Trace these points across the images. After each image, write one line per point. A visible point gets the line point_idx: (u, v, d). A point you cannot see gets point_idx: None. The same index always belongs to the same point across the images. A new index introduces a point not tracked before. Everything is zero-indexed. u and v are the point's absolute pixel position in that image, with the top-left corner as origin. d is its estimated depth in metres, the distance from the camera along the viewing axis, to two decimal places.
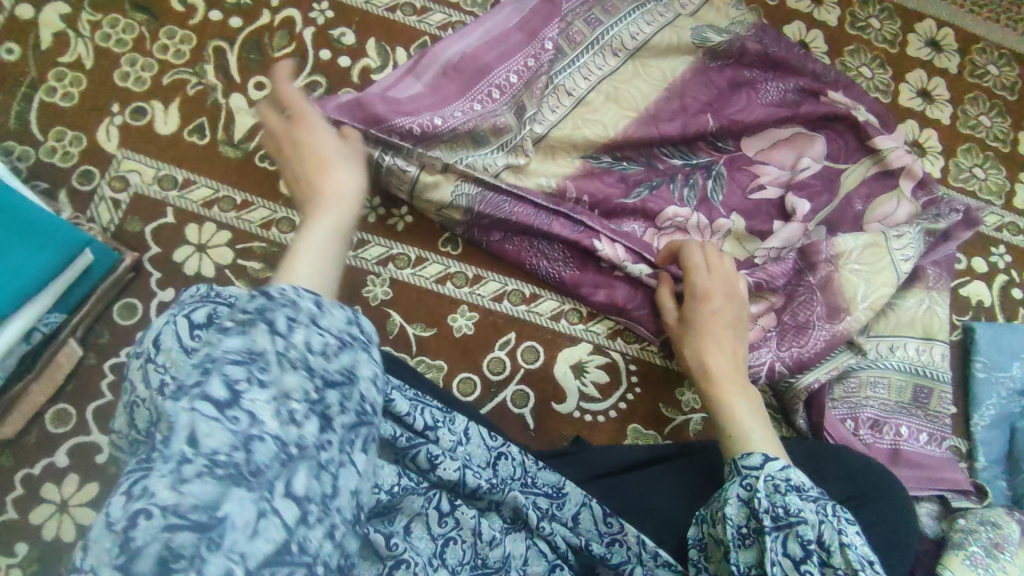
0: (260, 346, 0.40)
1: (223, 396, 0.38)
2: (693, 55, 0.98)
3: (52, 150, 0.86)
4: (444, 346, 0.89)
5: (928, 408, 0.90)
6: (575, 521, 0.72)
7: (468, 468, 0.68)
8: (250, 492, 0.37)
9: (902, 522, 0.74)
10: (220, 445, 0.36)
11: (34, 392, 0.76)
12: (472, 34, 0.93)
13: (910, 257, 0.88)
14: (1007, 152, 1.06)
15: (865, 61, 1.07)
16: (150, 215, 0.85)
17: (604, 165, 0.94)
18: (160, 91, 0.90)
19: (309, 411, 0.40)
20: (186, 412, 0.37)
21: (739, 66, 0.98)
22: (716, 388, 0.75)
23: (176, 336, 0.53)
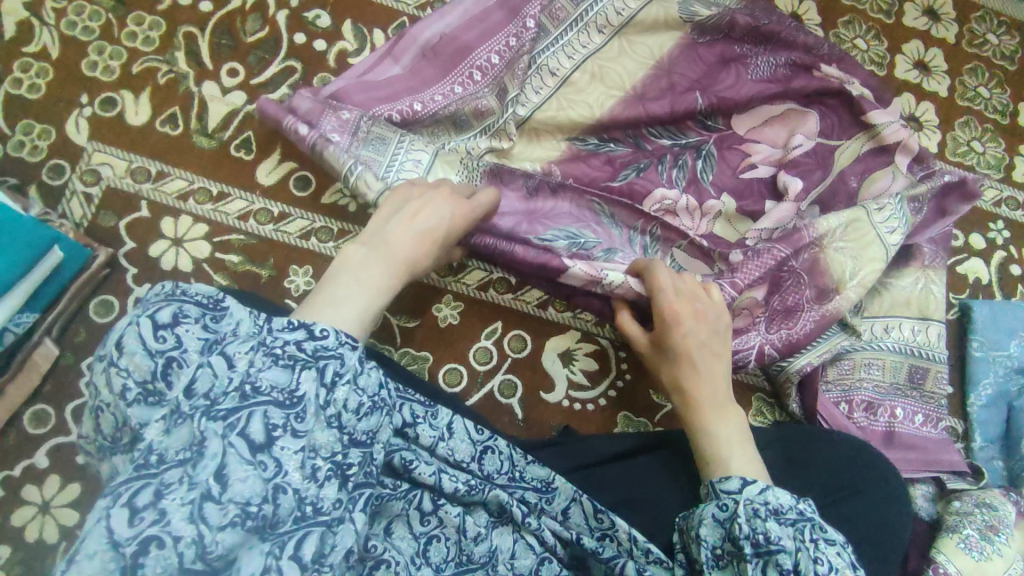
0: (302, 393, 0.49)
1: (262, 434, 0.48)
2: (681, 31, 0.94)
3: (20, 144, 0.83)
4: (428, 337, 0.87)
5: (924, 389, 0.88)
6: (565, 515, 0.72)
7: (444, 473, 0.66)
8: (267, 542, 0.47)
9: (888, 512, 0.73)
10: (258, 474, 0.47)
11: (11, 393, 0.74)
12: (452, 14, 0.90)
13: (894, 232, 0.86)
14: (1006, 124, 1.03)
15: (859, 32, 1.03)
16: (123, 210, 0.83)
17: (590, 147, 0.91)
18: (129, 80, 0.87)
19: (329, 473, 0.50)
20: (234, 441, 0.47)
21: (729, 41, 0.94)
22: (705, 409, 0.73)
23: (140, 337, 0.53)
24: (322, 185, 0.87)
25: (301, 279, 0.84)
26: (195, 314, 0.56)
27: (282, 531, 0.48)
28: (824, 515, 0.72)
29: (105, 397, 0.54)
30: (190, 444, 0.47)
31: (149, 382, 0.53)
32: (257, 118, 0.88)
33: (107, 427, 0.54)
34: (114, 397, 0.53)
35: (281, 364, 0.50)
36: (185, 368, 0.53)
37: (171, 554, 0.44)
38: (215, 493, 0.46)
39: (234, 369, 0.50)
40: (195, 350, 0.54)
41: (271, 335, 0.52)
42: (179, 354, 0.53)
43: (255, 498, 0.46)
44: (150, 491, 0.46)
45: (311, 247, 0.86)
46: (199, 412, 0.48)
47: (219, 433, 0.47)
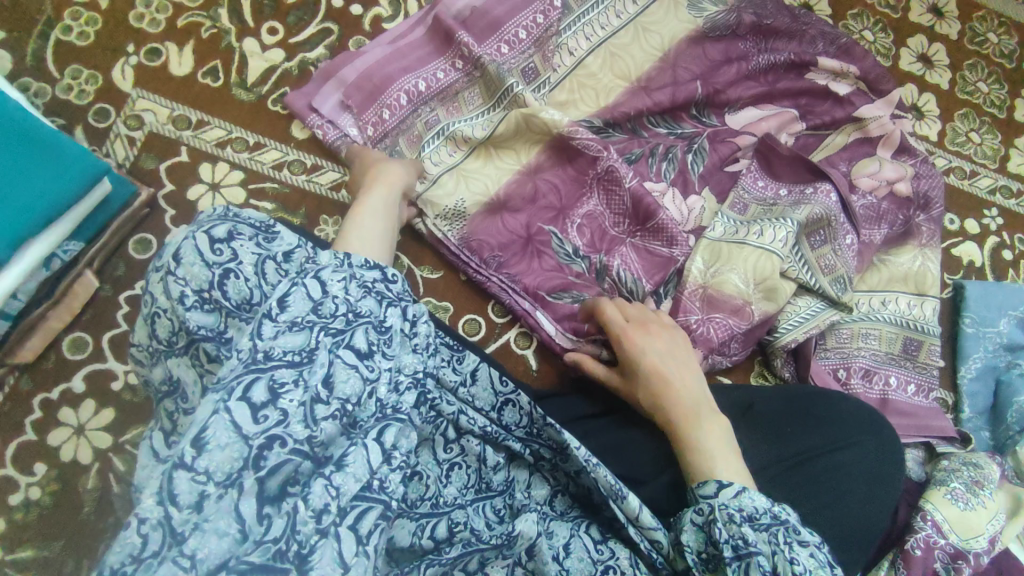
0: (390, 323, 0.57)
1: (365, 346, 0.54)
2: (691, 25, 0.99)
3: (68, 88, 0.88)
4: (449, 287, 0.91)
5: (917, 360, 0.92)
6: (578, 473, 0.70)
7: (464, 413, 0.69)
8: (354, 439, 0.51)
9: (871, 466, 0.77)
10: (360, 377, 0.53)
11: (51, 319, 0.78)
12: None
13: (782, 237, 0.86)
14: (1003, 118, 1.09)
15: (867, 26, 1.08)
16: (164, 154, 0.87)
17: (593, 129, 0.93)
18: (174, 34, 0.91)
19: (409, 385, 0.56)
20: (341, 352, 0.53)
21: (733, 38, 0.99)
22: (687, 425, 0.71)
23: (198, 249, 0.57)
24: (328, 160, 0.90)
25: (331, 228, 0.88)
26: (249, 234, 0.60)
27: (367, 426, 0.52)
28: (818, 468, 0.76)
29: (162, 304, 0.57)
30: (303, 349, 0.51)
31: (205, 291, 0.56)
32: (293, 75, 0.92)
33: (163, 331, 0.57)
34: (170, 303, 0.56)
35: (373, 297, 0.57)
36: (241, 279, 0.57)
37: (290, 449, 0.48)
38: (323, 396, 0.50)
39: (330, 293, 0.55)
40: (249, 262, 0.58)
41: (356, 270, 0.58)
42: (235, 266, 0.57)
43: (355, 398, 0.52)
44: (264, 388, 0.48)
45: (342, 198, 0.89)
46: (318, 326, 0.53)
47: (328, 346, 0.52)
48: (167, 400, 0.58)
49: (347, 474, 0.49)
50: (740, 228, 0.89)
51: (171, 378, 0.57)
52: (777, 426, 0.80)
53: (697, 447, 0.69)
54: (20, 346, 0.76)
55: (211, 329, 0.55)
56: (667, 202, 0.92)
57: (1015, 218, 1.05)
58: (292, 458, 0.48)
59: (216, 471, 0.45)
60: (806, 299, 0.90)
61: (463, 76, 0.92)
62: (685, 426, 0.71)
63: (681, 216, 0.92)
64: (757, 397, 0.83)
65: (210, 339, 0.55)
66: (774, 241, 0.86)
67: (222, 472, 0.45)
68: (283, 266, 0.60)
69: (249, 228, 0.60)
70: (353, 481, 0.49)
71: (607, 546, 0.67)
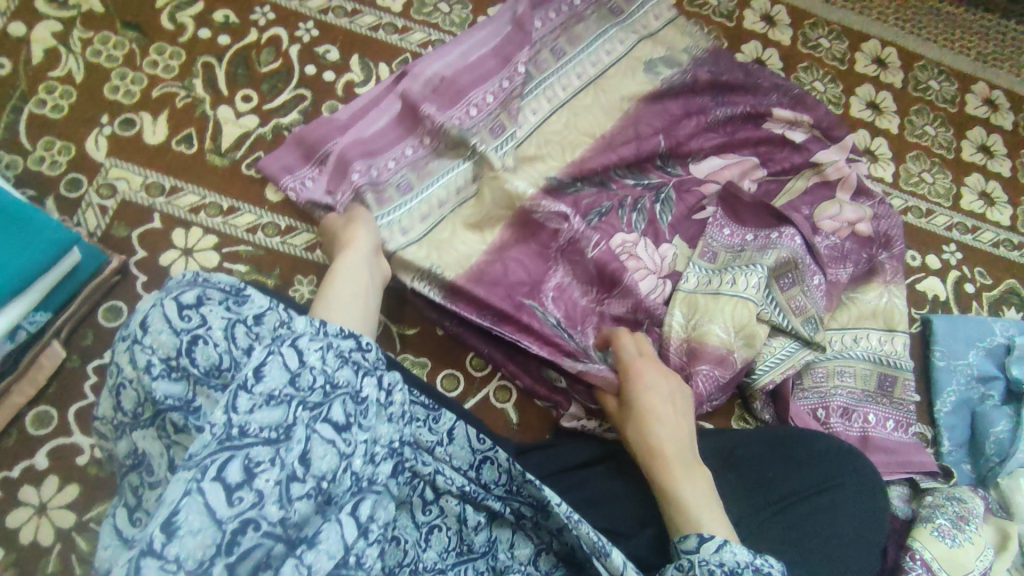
0: (367, 393, 0.55)
1: (342, 417, 0.53)
2: (651, 83, 1.03)
3: (40, 159, 0.88)
4: (427, 343, 0.91)
5: (893, 396, 0.93)
6: (560, 531, 0.68)
7: (442, 472, 0.67)
8: (328, 516, 0.51)
9: (855, 509, 0.77)
10: (338, 451, 0.51)
11: (15, 393, 0.76)
12: (450, 54, 0.99)
13: (753, 283, 0.88)
14: (952, 158, 1.14)
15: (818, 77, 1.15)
16: (136, 221, 0.87)
17: (563, 184, 0.95)
18: (148, 104, 0.93)
19: (385, 455, 0.56)
20: (319, 427, 0.51)
21: (691, 94, 1.04)
22: (668, 473, 0.70)
23: (166, 316, 0.56)
24: (307, 219, 0.91)
25: (306, 288, 0.88)
26: (218, 298, 0.59)
27: (341, 501, 0.52)
28: (800, 513, 0.75)
29: (129, 373, 0.56)
30: (276, 427, 0.50)
31: (172, 359, 0.55)
32: (267, 139, 0.94)
33: (129, 401, 0.56)
34: (137, 371, 0.55)
35: (349, 365, 0.55)
36: (211, 344, 0.56)
37: (264, 532, 0.47)
38: (300, 474, 0.49)
39: (307, 365, 0.53)
40: (218, 327, 0.57)
41: (331, 339, 0.56)
42: (204, 332, 0.56)
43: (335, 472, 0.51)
44: (239, 468, 0.47)
45: (317, 258, 0.90)
46: (295, 400, 0.51)
47: (304, 420, 0.51)
48: (132, 475, 0.56)
49: (318, 553, 0.48)
50: (713, 279, 0.91)
51: (137, 452, 0.56)
52: (762, 467, 0.79)
53: (675, 497, 0.68)
54: None
55: (179, 398, 0.54)
56: (640, 251, 0.94)
57: (973, 253, 1.09)
58: (264, 542, 0.47)
59: (187, 558, 0.44)
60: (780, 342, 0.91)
61: (433, 135, 0.94)
62: (668, 470, 0.70)
63: (653, 266, 0.94)
64: (734, 442, 0.82)
65: (177, 409, 0.54)
66: (747, 288, 0.88)
67: (194, 559, 0.44)
68: (254, 328, 0.59)
69: (221, 295, 0.60)
70: (324, 559, 0.49)
71: None
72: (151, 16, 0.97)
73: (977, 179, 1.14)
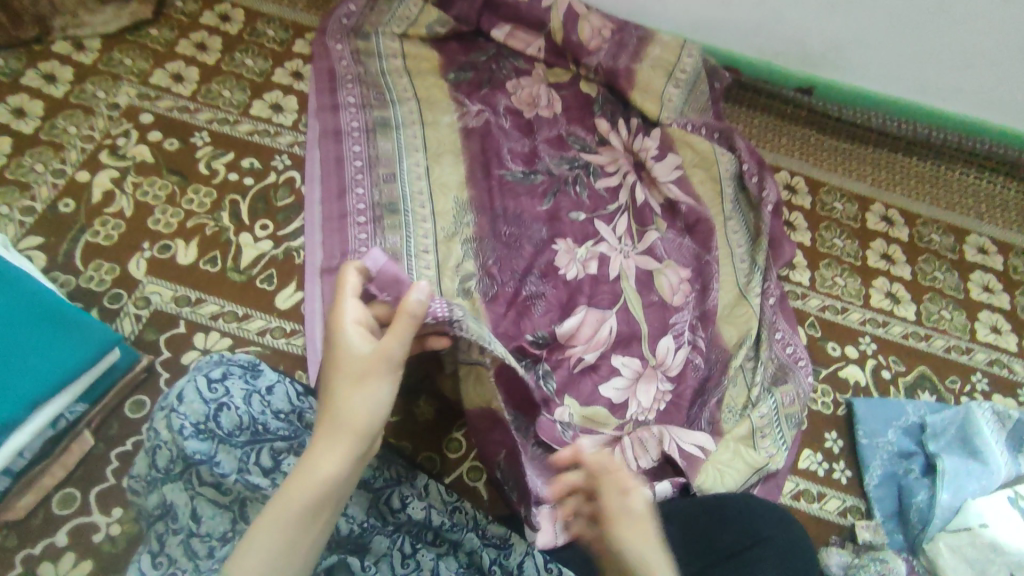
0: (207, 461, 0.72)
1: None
2: (555, 218, 1.24)
3: (90, 278, 1.07)
4: (407, 429, 1.03)
5: (819, 476, 1.09)
6: (520, 568, 0.81)
7: (432, 510, 0.82)
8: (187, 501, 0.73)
9: (786, 510, 0.89)
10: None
11: (48, 476, 0.88)
12: (313, 235, 1.15)
13: (772, 453, 1.06)
14: (859, 265, 1.34)
15: (761, 181, 1.33)
16: (165, 327, 1.04)
17: (523, 309, 1.13)
18: (183, 232, 1.13)
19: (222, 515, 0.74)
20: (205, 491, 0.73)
21: (586, 228, 1.24)
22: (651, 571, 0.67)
23: (288, 397, 0.83)
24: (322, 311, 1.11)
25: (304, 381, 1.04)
26: (240, 373, 0.81)
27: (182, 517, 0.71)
28: None
29: (163, 437, 0.74)
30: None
31: (202, 423, 0.74)
32: (279, 259, 1.13)
33: (162, 461, 0.75)
34: (171, 434, 0.73)
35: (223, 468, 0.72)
36: (234, 409, 0.77)
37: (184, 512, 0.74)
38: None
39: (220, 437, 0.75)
40: (239, 396, 0.78)
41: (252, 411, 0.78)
42: (228, 399, 0.77)
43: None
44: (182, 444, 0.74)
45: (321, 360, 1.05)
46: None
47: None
48: (159, 523, 0.74)
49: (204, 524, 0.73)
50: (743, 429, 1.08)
51: (164, 503, 0.74)
52: (683, 531, 0.87)
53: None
54: (15, 501, 0.85)
55: (204, 453, 0.72)
56: (589, 359, 1.10)
57: (887, 344, 1.25)
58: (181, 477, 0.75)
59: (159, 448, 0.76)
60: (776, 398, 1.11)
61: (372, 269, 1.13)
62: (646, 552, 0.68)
63: (608, 324, 1.14)
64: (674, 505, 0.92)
65: (202, 462, 0.72)
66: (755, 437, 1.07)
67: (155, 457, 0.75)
68: (266, 398, 0.81)
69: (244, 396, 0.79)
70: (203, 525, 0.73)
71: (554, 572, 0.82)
72: (191, 164, 1.21)
73: (883, 282, 1.33)
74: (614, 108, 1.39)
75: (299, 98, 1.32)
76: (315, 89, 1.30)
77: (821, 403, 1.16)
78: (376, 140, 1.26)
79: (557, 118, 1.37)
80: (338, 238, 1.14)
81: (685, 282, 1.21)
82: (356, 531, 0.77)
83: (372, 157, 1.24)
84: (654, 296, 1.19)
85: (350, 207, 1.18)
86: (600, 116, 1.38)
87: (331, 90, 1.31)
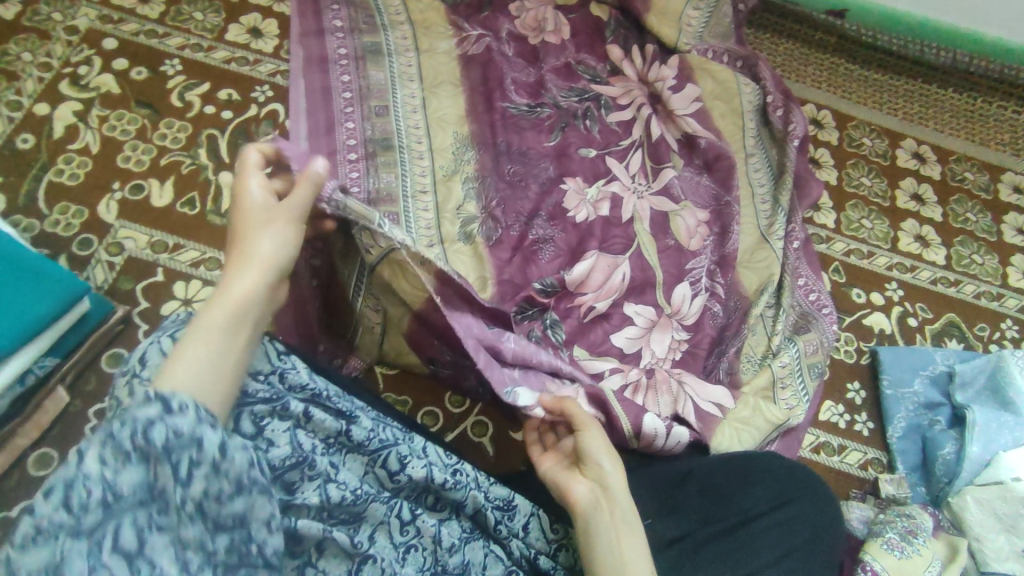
0: None
1: (135, 538, 0.51)
2: (564, 155, 1.14)
3: (56, 222, 0.98)
4: (408, 383, 0.98)
5: (839, 429, 1.05)
6: (525, 531, 0.79)
7: (434, 467, 0.76)
8: None
9: (805, 469, 0.84)
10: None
11: (21, 435, 0.82)
12: None
13: (792, 406, 1.01)
14: (888, 206, 1.25)
15: (786, 114, 1.22)
16: (141, 275, 0.96)
17: (530, 253, 1.05)
18: (156, 171, 1.03)
19: None
20: None
21: (596, 166, 1.14)
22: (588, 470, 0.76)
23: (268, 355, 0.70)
24: None
25: None
26: None
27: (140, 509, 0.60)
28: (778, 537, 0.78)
29: (120, 407, 0.63)
30: (138, 489, 0.52)
31: None
32: None
33: None
34: (127, 405, 0.63)
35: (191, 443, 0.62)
36: None
37: None
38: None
39: None
40: None
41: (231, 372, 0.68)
42: None
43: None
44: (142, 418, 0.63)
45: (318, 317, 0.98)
46: (66, 531, 0.50)
47: (87, 555, 0.50)
48: None
49: None
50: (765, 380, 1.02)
51: None
52: (695, 492, 0.82)
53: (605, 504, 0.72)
54: None
55: None
56: (600, 308, 1.03)
57: (914, 290, 1.18)
58: None
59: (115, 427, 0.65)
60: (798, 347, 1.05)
61: (365, 211, 1.04)
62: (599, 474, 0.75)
63: (621, 269, 1.06)
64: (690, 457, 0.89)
65: None
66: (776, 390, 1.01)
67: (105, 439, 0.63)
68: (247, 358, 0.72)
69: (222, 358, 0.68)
70: None
71: (561, 526, 0.82)
72: (162, 94, 1.09)
73: (913, 224, 1.24)
74: (627, 33, 1.27)
75: (280, 21, 1.19)
76: (297, 10, 1.17)
77: (844, 351, 1.10)
78: (367, 69, 1.14)
79: (566, 44, 1.24)
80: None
81: (703, 224, 1.13)
82: (349, 498, 0.71)
83: (362, 87, 1.13)
84: (669, 240, 1.10)
85: (339, 143, 1.08)
86: (612, 42, 1.26)
87: (314, 12, 1.17)
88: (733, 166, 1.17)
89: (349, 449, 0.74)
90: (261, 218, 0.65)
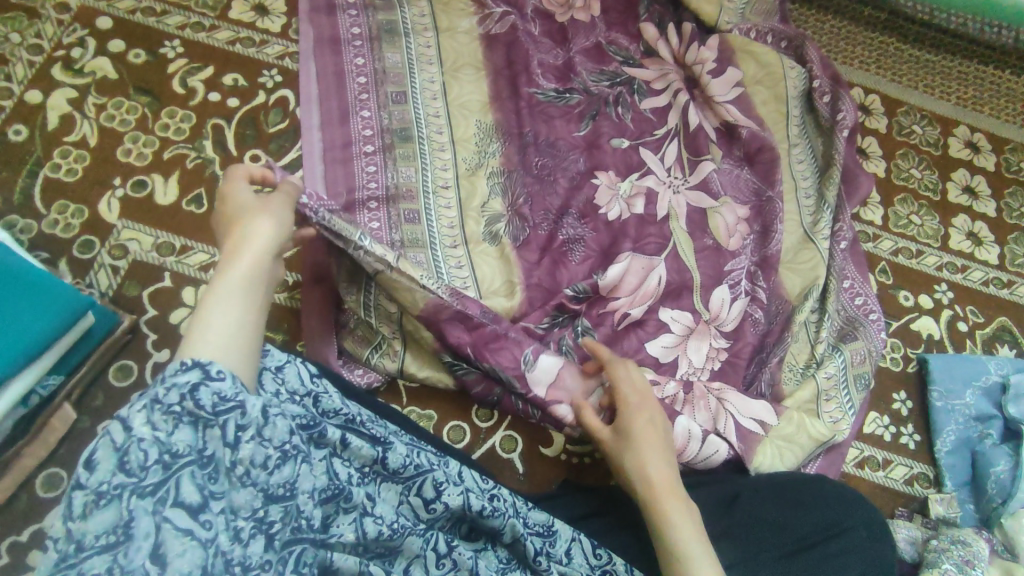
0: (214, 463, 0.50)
1: (195, 495, 0.49)
2: (596, 146, 1.06)
3: (55, 222, 0.91)
4: (432, 395, 0.93)
5: (883, 441, 1.00)
6: (568, 556, 0.75)
7: (471, 493, 0.70)
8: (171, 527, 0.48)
9: (858, 496, 0.82)
10: (196, 542, 0.48)
11: (27, 457, 0.78)
12: (314, 169, 0.98)
13: (838, 420, 0.95)
14: (938, 200, 1.17)
15: (834, 101, 1.13)
16: (147, 280, 0.90)
17: (560, 255, 0.98)
18: (160, 165, 0.96)
19: (252, 531, 0.52)
20: (206, 508, 0.49)
21: (630, 159, 1.06)
22: (654, 497, 0.72)
23: (301, 378, 0.65)
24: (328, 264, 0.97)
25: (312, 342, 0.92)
26: None
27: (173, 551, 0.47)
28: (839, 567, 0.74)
29: (139, 435, 0.48)
30: (193, 450, 0.50)
31: (197, 419, 0.50)
32: None
33: (132, 468, 0.48)
34: (150, 433, 0.49)
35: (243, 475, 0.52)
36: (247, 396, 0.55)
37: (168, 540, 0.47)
38: (75, 552, 0.46)
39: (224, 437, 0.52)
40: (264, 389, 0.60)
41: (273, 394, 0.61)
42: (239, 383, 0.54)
43: (217, 547, 0.49)
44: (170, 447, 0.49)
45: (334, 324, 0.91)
46: (127, 491, 0.47)
47: (149, 510, 0.47)
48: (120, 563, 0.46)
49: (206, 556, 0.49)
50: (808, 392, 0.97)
51: (131, 532, 0.46)
52: (745, 515, 0.79)
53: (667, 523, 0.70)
54: None
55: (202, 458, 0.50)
56: (635, 314, 0.96)
57: (965, 292, 1.11)
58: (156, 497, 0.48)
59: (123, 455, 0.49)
60: (846, 356, 0.99)
61: (383, 209, 0.97)
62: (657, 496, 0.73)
63: (656, 272, 0.99)
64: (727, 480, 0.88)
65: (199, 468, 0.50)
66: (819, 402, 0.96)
67: (110, 476, 0.48)
68: (279, 375, 0.64)
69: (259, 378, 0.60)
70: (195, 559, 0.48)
71: (604, 552, 0.77)
72: (162, 80, 1.01)
73: (965, 220, 1.16)
74: (662, 10, 1.17)
75: None
76: None
77: (889, 359, 1.04)
78: (382, 51, 1.06)
79: (596, 22, 1.14)
80: (342, 172, 0.98)
81: (744, 222, 1.05)
82: (386, 533, 0.64)
83: (378, 71, 1.04)
84: (707, 240, 1.03)
85: (354, 134, 1.00)
86: (647, 20, 1.16)
87: None
88: (777, 158, 1.09)
89: (383, 478, 0.68)
90: (252, 207, 0.64)
